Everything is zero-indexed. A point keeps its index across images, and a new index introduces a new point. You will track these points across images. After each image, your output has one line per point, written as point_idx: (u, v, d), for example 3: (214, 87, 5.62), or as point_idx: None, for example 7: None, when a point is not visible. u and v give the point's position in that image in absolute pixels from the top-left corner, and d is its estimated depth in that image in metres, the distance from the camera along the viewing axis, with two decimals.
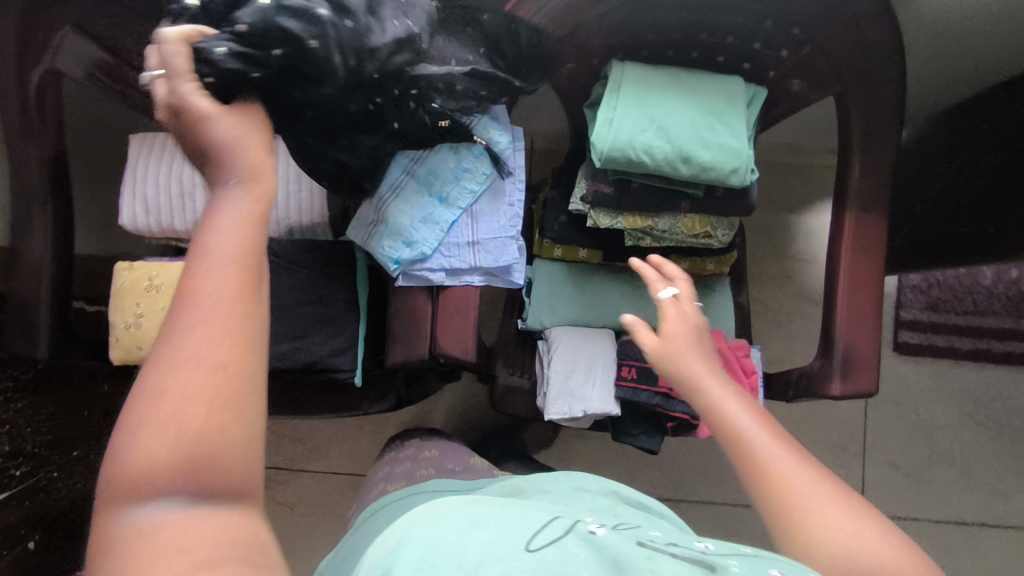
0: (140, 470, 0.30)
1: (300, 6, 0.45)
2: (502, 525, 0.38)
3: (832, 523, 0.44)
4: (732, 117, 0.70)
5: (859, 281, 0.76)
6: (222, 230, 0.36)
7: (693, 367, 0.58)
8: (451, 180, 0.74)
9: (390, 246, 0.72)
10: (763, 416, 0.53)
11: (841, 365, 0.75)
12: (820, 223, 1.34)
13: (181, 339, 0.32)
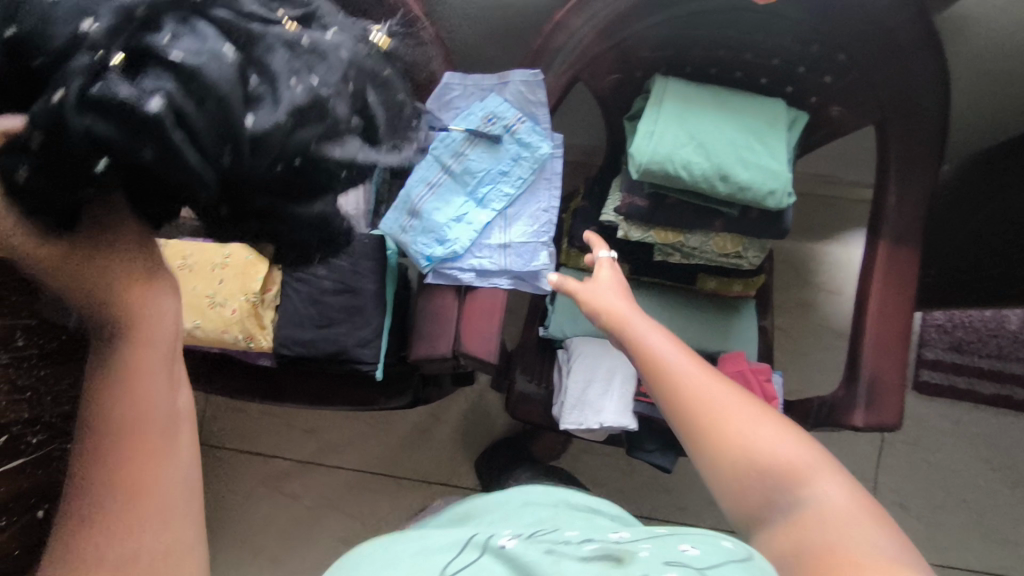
0: None
1: (124, 91, 0.26)
2: (418, 557, 0.40)
3: (736, 426, 0.47)
4: (772, 139, 0.70)
5: (889, 311, 0.75)
6: (102, 409, 0.31)
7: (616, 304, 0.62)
8: (488, 183, 0.77)
9: (423, 243, 0.74)
10: (671, 340, 0.56)
11: (865, 395, 0.74)
12: (845, 255, 1.34)
13: (81, 536, 0.30)
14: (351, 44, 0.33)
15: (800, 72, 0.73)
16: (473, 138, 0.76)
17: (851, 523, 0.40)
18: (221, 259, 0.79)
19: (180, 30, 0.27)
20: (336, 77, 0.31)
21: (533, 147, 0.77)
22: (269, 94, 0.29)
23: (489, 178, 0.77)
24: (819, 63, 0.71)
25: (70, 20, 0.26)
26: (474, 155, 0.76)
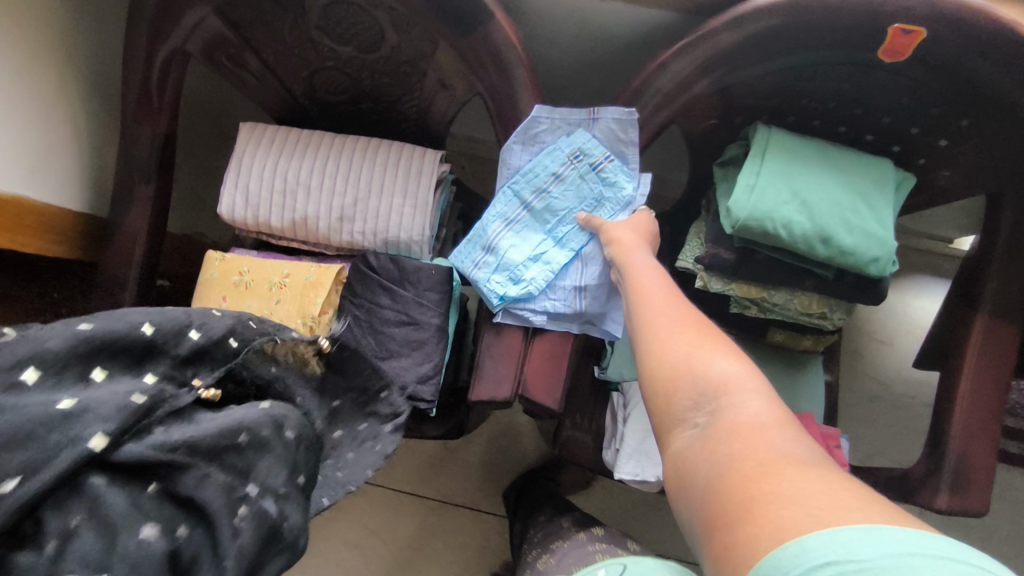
0: None
1: None
2: None
3: (687, 347, 0.49)
4: (879, 203, 0.66)
5: (983, 390, 0.71)
6: None
7: (625, 245, 0.65)
8: (568, 224, 0.74)
9: (498, 281, 0.71)
10: (660, 279, 0.59)
11: (952, 477, 0.70)
12: (902, 303, 1.26)
13: None
14: (256, 418, 0.46)
15: (913, 132, 0.68)
16: (555, 176, 0.73)
17: (760, 428, 0.40)
18: (279, 279, 0.76)
19: (68, 541, 0.37)
20: (261, 479, 0.45)
21: (618, 188, 0.73)
22: (200, 550, 0.42)
23: (569, 218, 0.74)
24: (936, 125, 0.67)
25: None
26: (555, 193, 0.73)
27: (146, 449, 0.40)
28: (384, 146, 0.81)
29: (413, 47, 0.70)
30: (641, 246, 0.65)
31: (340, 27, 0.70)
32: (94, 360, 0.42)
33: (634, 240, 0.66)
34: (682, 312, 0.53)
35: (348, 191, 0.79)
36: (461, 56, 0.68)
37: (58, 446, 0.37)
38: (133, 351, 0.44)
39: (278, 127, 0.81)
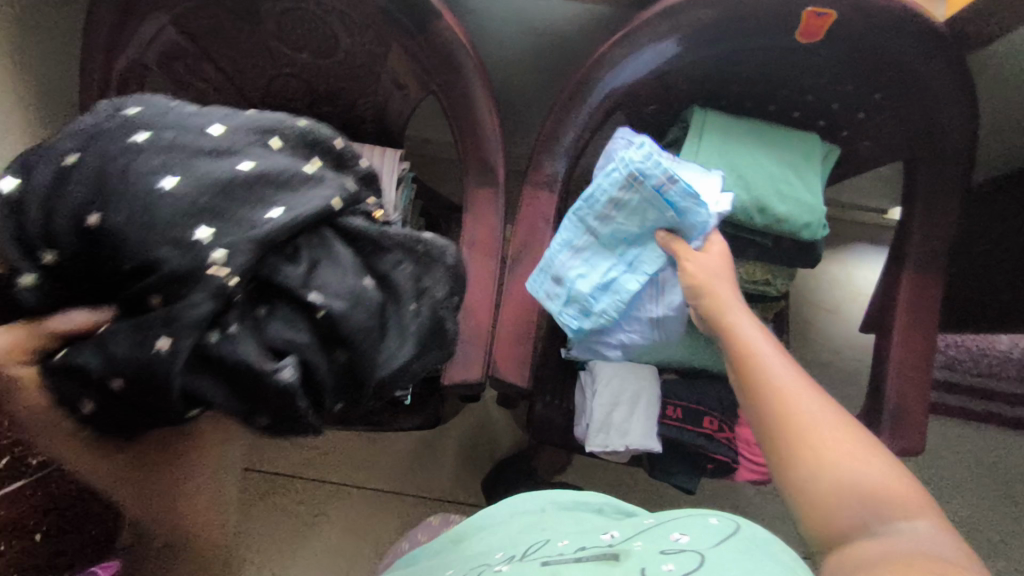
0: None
1: (286, 329, 0.44)
2: None
3: (835, 447, 0.46)
4: (808, 174, 0.72)
5: (912, 341, 0.77)
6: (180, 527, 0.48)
7: (729, 313, 0.61)
8: (637, 245, 0.73)
9: (569, 313, 0.74)
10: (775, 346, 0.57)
11: (890, 423, 0.76)
12: (843, 273, 1.34)
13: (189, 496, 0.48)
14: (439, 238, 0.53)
15: (834, 108, 0.75)
16: (613, 203, 0.70)
17: (946, 554, 0.38)
18: None
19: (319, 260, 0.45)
20: (435, 280, 0.51)
21: (690, 210, 0.67)
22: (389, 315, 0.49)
23: (638, 238, 0.72)
24: (853, 101, 0.73)
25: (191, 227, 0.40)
26: (620, 220, 0.71)
27: (356, 222, 0.49)
28: None
29: (367, 50, 0.74)
30: (737, 301, 0.63)
31: (295, 33, 0.73)
32: (315, 152, 0.50)
33: (728, 293, 0.64)
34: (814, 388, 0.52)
35: None
36: (414, 54, 0.71)
37: (294, 176, 0.46)
38: (332, 155, 0.51)
39: None
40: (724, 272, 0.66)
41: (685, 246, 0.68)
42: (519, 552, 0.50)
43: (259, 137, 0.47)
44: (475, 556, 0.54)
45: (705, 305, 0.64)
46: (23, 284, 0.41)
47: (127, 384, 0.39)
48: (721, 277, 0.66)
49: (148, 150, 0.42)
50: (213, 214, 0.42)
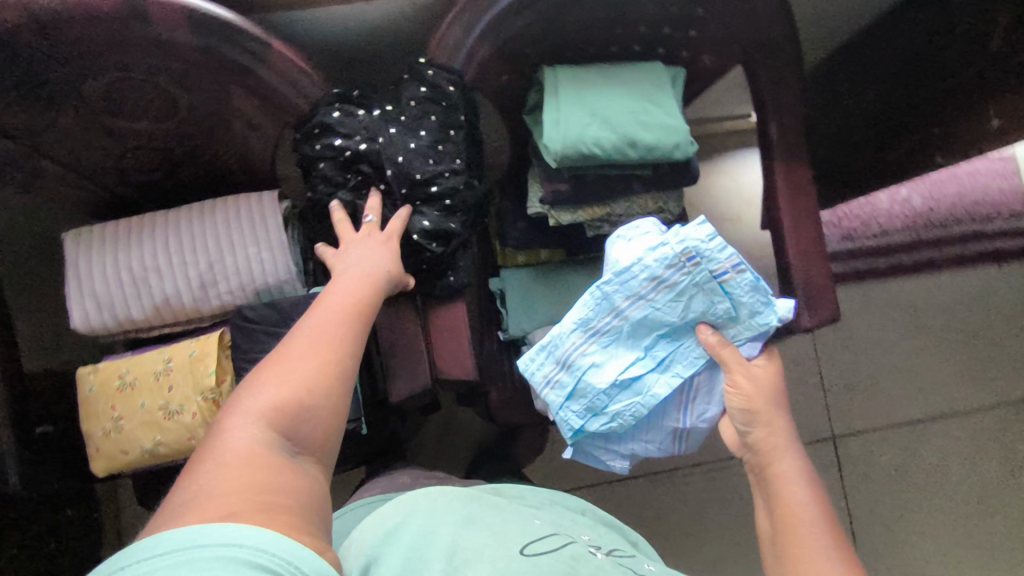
0: (261, 405, 0.50)
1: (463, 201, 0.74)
2: (496, 534, 0.59)
3: None
4: (664, 100, 0.75)
5: (801, 223, 0.83)
6: (318, 328, 0.57)
7: (781, 472, 0.65)
8: (669, 342, 0.70)
9: (578, 414, 0.72)
10: (817, 503, 0.62)
11: (805, 300, 0.82)
12: (734, 181, 1.43)
13: (321, 327, 0.58)
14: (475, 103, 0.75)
15: (667, 32, 0.79)
16: (655, 282, 0.66)
17: None
18: (163, 367, 0.74)
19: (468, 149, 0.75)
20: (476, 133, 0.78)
21: (752, 308, 0.66)
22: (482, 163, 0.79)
23: (669, 332, 0.69)
24: (682, 21, 0.78)
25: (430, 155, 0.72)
26: (660, 313, 0.67)
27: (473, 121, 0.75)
28: (218, 204, 0.81)
29: (209, 100, 0.71)
30: (789, 443, 0.67)
31: (128, 105, 0.70)
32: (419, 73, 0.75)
33: (782, 436, 0.67)
34: (842, 554, 0.58)
35: (201, 258, 0.79)
36: (258, 91, 0.70)
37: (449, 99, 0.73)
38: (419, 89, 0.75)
39: (107, 221, 0.79)
40: (780, 404, 0.68)
41: (737, 357, 0.67)
42: (605, 549, 0.63)
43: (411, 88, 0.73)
44: (557, 524, 0.65)
45: (759, 441, 0.67)
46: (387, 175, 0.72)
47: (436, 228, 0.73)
48: (779, 410, 0.68)
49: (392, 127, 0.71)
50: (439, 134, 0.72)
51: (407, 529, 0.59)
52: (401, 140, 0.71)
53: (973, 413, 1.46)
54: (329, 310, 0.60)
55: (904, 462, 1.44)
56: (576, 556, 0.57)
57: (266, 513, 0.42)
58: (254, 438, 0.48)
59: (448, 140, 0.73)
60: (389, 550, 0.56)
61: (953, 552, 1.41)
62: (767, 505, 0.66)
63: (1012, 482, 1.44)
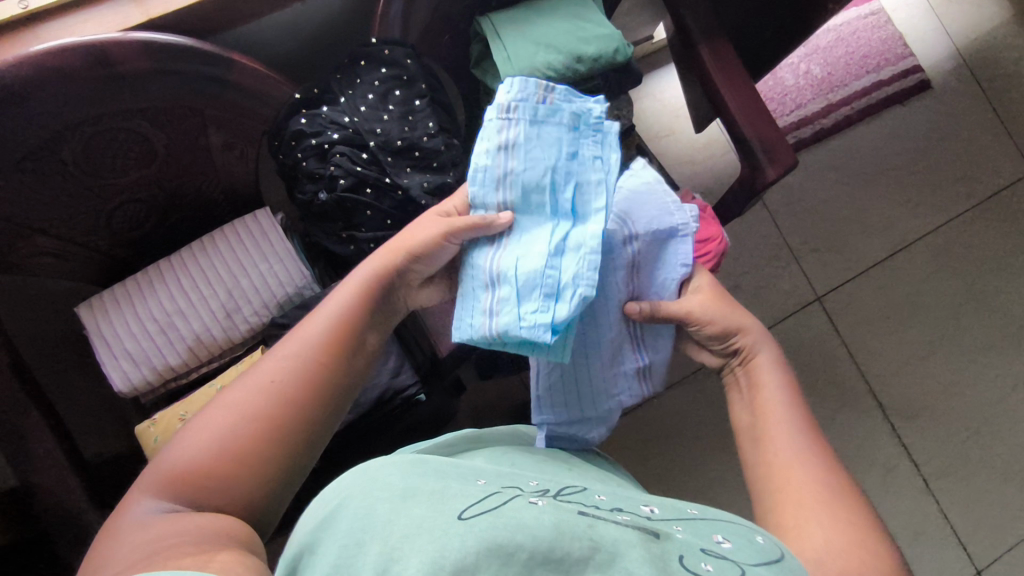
0: (179, 462, 0.48)
1: (450, 161, 0.77)
2: (435, 500, 0.42)
3: (807, 521, 0.49)
4: (592, 14, 0.83)
5: (739, 94, 0.93)
6: (265, 368, 0.53)
7: (758, 370, 0.62)
8: (569, 186, 0.55)
9: (535, 311, 0.52)
10: (791, 397, 0.59)
11: (766, 156, 0.91)
12: (658, 101, 1.55)
13: (267, 366, 0.53)
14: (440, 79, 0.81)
15: None
16: (504, 151, 0.55)
17: None
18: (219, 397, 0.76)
19: (440, 112, 0.79)
20: (447, 101, 0.81)
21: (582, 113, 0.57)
22: (458, 127, 0.82)
23: (558, 181, 0.55)
24: None
25: (407, 124, 0.76)
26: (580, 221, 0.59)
27: (438, 89, 0.80)
28: (215, 237, 0.83)
29: (182, 135, 0.74)
30: (766, 343, 0.64)
31: (106, 162, 0.72)
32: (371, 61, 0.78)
33: (758, 334, 0.64)
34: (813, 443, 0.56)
35: (216, 288, 0.81)
36: (228, 112, 0.74)
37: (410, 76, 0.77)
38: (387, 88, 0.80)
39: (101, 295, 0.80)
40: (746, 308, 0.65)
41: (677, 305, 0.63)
42: (555, 491, 0.51)
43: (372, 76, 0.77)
44: (503, 474, 0.54)
45: (738, 346, 0.64)
46: (375, 154, 0.74)
47: (435, 188, 0.75)
48: (741, 312, 0.64)
49: (365, 108, 0.75)
50: (407, 106, 0.76)
51: (342, 521, 0.42)
52: (373, 117, 0.75)
53: (925, 239, 1.61)
54: (287, 345, 0.55)
55: (884, 301, 1.58)
56: (520, 508, 0.42)
57: (153, 558, 0.38)
58: (153, 505, 0.45)
59: (419, 108, 0.77)
60: (324, 546, 0.40)
61: (949, 363, 1.55)
62: (745, 403, 0.62)
63: (977, 287, 1.60)
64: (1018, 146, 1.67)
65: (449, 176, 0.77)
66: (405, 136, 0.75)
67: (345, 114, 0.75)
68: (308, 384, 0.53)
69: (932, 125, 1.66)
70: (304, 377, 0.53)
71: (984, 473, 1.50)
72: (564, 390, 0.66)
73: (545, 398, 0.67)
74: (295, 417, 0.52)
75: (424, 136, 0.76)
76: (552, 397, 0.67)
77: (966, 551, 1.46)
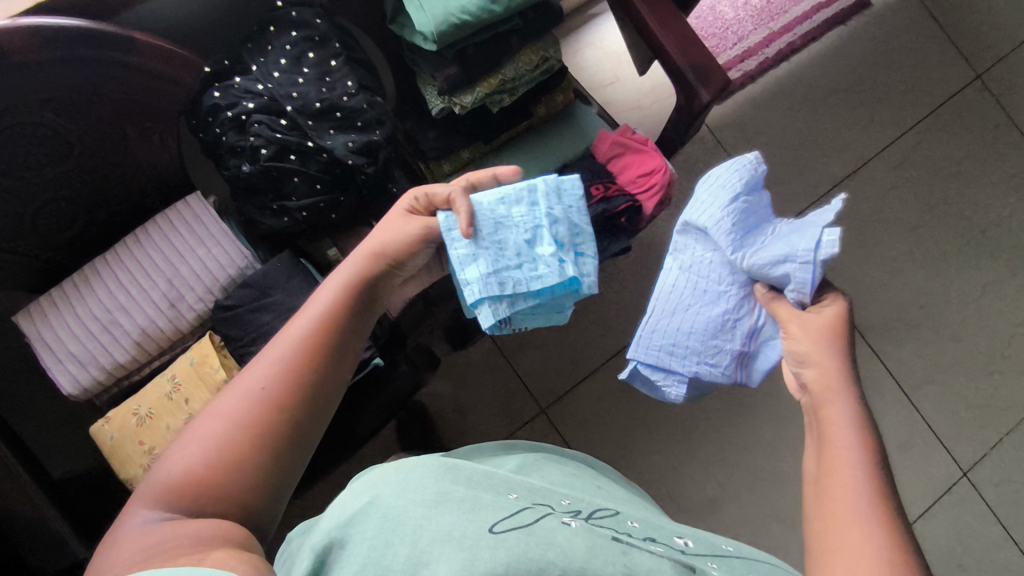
0: (175, 472, 0.47)
1: (376, 119, 0.76)
2: (468, 509, 0.45)
3: None
4: None
5: (665, 20, 0.92)
6: (253, 368, 0.52)
7: (829, 413, 0.53)
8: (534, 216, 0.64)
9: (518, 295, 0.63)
10: (865, 456, 0.49)
11: (698, 78, 0.90)
12: (599, 49, 1.54)
13: (254, 367, 0.52)
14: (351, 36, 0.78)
15: None
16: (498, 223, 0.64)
17: None
18: (171, 386, 0.75)
19: (358, 70, 0.77)
20: (364, 60, 0.79)
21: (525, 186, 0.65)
22: (379, 87, 0.80)
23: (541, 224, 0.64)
24: None
25: (323, 85, 0.73)
26: (724, 225, 0.64)
27: (351, 47, 0.78)
28: (147, 228, 0.81)
29: (94, 122, 0.72)
30: (844, 388, 0.53)
31: (17, 162, 0.70)
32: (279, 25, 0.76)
33: (836, 376, 0.54)
34: (884, 516, 0.46)
35: (156, 279, 0.79)
36: (138, 94, 0.72)
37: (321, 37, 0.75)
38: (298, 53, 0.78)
39: (40, 302, 0.78)
40: (838, 345, 0.55)
41: (790, 308, 0.59)
42: (586, 513, 0.54)
43: (280, 40, 0.74)
44: (535, 490, 0.55)
45: (810, 382, 0.55)
46: (295, 121, 0.72)
47: (359, 146, 0.74)
48: (829, 347, 0.55)
49: (277, 73, 0.73)
50: (322, 66, 0.74)
51: (367, 524, 0.43)
52: (288, 81, 0.72)
53: (881, 156, 1.62)
54: (277, 343, 0.53)
55: (846, 223, 1.59)
56: (553, 528, 0.46)
57: (156, 559, 0.39)
58: (150, 521, 0.44)
59: (336, 66, 0.75)
60: (352, 541, 0.42)
61: (918, 276, 1.57)
62: (816, 452, 0.54)
63: (937, 198, 1.61)
64: (962, 53, 1.68)
65: (376, 135, 0.75)
66: (323, 98, 0.72)
67: (258, 82, 0.72)
68: (296, 386, 0.52)
69: (876, 41, 1.66)
70: (290, 376, 0.52)
71: (961, 378, 1.53)
72: (664, 337, 0.73)
73: (645, 337, 0.74)
74: (286, 416, 0.51)
75: (344, 95, 0.74)
76: (653, 339, 0.74)
77: (952, 456, 1.49)
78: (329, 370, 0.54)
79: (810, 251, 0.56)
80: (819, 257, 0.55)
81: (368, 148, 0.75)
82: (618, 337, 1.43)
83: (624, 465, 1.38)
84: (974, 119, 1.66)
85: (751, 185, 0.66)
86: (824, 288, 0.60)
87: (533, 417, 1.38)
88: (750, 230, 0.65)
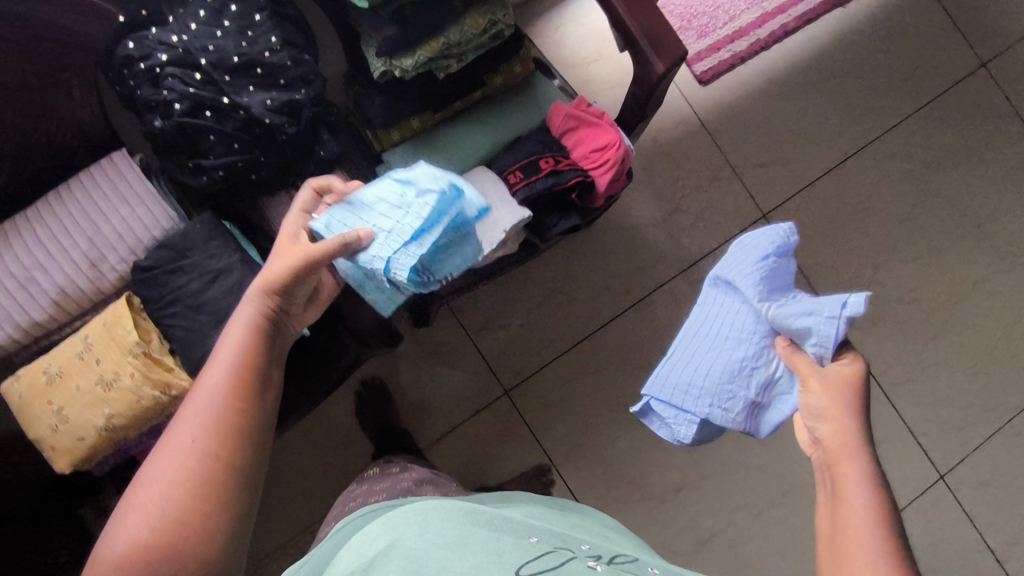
0: (126, 545, 0.50)
1: (300, 77, 0.73)
2: (489, 550, 0.47)
3: None
4: None
5: None
6: (179, 428, 0.56)
7: (846, 469, 0.54)
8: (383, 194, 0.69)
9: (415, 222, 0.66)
10: (880, 515, 0.51)
11: (653, 49, 0.85)
12: (582, 24, 1.49)
13: (178, 427, 0.56)
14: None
15: None
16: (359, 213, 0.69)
17: None
18: (83, 346, 0.73)
19: (283, 25, 0.74)
20: (295, 17, 0.76)
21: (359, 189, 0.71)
22: (310, 45, 0.77)
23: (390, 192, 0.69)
24: None
25: (243, 38, 0.70)
26: (753, 278, 0.64)
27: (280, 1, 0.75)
28: (71, 184, 0.79)
29: None
30: (858, 448, 0.55)
31: None
32: None
33: (851, 436, 0.55)
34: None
35: (77, 237, 0.77)
36: None
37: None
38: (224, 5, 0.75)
39: None
40: (855, 404, 0.57)
41: (807, 361, 0.60)
42: (608, 556, 0.56)
43: None
44: (556, 534, 0.56)
45: (824, 439, 0.57)
46: (212, 75, 0.69)
47: (280, 104, 0.71)
48: (851, 406, 0.56)
49: (195, 24, 0.70)
50: (244, 19, 0.71)
51: (391, 564, 0.45)
52: (205, 34, 0.69)
53: (874, 145, 1.56)
54: (195, 400, 0.58)
55: (834, 213, 1.52)
56: (579, 572, 0.48)
57: None
58: None
59: (258, 19, 0.71)
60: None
61: (906, 270, 1.51)
62: (828, 507, 0.55)
63: (930, 189, 1.55)
64: (966, 40, 1.60)
65: (299, 94, 0.72)
66: (242, 52, 0.70)
67: (174, 33, 0.69)
68: (222, 435, 0.56)
69: (875, 23, 1.59)
70: (214, 427, 0.56)
71: (945, 378, 1.47)
72: (681, 376, 0.70)
73: (663, 374, 0.71)
74: (226, 462, 0.56)
75: (265, 51, 0.71)
76: (670, 377, 0.71)
77: (929, 458, 1.43)
78: (251, 409, 0.59)
79: (835, 308, 0.58)
80: (845, 315, 0.57)
81: (289, 106, 0.72)
82: (585, 321, 1.40)
83: (585, 452, 1.35)
84: (976, 110, 1.58)
85: (783, 249, 0.66)
86: (843, 347, 0.61)
87: (494, 400, 1.35)
88: (777, 287, 0.65)
